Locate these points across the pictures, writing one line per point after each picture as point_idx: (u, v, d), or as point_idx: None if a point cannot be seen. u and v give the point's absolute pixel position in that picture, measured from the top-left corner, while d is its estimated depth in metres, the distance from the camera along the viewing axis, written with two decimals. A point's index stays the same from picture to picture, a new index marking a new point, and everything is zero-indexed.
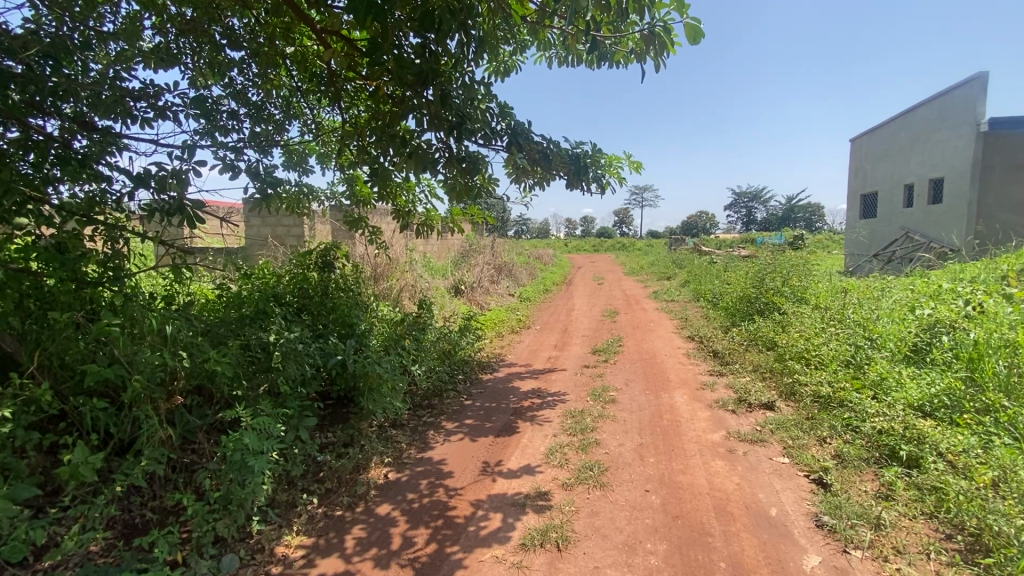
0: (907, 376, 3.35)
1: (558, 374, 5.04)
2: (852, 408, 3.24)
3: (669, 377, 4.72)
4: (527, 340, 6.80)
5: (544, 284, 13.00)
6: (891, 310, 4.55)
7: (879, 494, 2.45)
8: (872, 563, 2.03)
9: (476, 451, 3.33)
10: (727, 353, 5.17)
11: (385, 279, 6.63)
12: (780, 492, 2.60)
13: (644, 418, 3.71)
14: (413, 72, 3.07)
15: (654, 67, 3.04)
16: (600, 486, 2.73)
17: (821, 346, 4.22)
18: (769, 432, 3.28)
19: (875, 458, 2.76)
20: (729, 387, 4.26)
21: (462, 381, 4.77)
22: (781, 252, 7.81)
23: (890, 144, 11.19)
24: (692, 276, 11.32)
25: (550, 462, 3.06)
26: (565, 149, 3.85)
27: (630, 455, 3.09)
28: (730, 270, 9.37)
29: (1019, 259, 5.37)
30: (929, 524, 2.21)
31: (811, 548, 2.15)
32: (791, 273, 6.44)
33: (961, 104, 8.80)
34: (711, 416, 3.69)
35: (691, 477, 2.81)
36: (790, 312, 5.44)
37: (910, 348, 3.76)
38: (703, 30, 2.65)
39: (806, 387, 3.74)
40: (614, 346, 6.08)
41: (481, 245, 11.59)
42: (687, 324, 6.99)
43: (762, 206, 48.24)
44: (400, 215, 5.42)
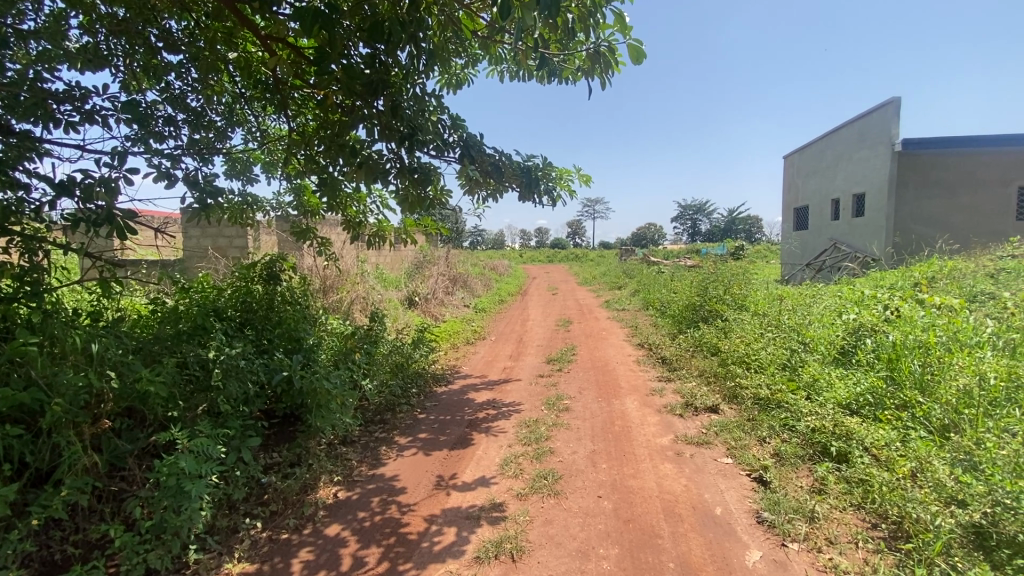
0: (835, 376, 3.59)
1: (513, 384, 5.06)
2: (789, 408, 3.44)
3: (621, 384, 4.84)
4: (481, 351, 6.78)
5: (499, 295, 12.98)
6: (822, 316, 4.86)
7: (813, 490, 2.60)
8: (807, 555, 2.15)
9: (430, 465, 3.28)
10: (675, 359, 5.35)
11: (335, 291, 6.45)
12: (724, 491, 2.71)
13: (597, 425, 3.77)
14: (362, 82, 3.05)
15: (600, 85, 3.15)
16: (554, 493, 2.76)
17: (758, 351, 4.46)
18: (714, 435, 3.43)
19: (809, 455, 2.93)
20: (677, 392, 4.41)
21: (416, 395, 4.69)
22: (723, 262, 8.20)
23: (819, 161, 12.00)
24: (642, 285, 11.67)
25: (505, 473, 3.05)
26: (516, 161, 3.91)
27: (583, 462, 3.14)
28: (677, 279, 9.74)
29: (930, 267, 5.87)
30: (857, 515, 2.36)
31: (752, 544, 2.25)
32: (731, 281, 6.75)
33: (879, 125, 9.54)
34: (660, 421, 3.82)
35: (641, 480, 2.89)
36: (732, 320, 5.71)
37: (838, 350, 4.03)
38: (644, 51, 2.79)
39: (746, 390, 3.94)
40: (568, 355, 6.16)
41: (435, 257, 11.56)
42: (638, 333, 7.19)
43: (706, 218, 50.56)
44: (351, 227, 5.31)
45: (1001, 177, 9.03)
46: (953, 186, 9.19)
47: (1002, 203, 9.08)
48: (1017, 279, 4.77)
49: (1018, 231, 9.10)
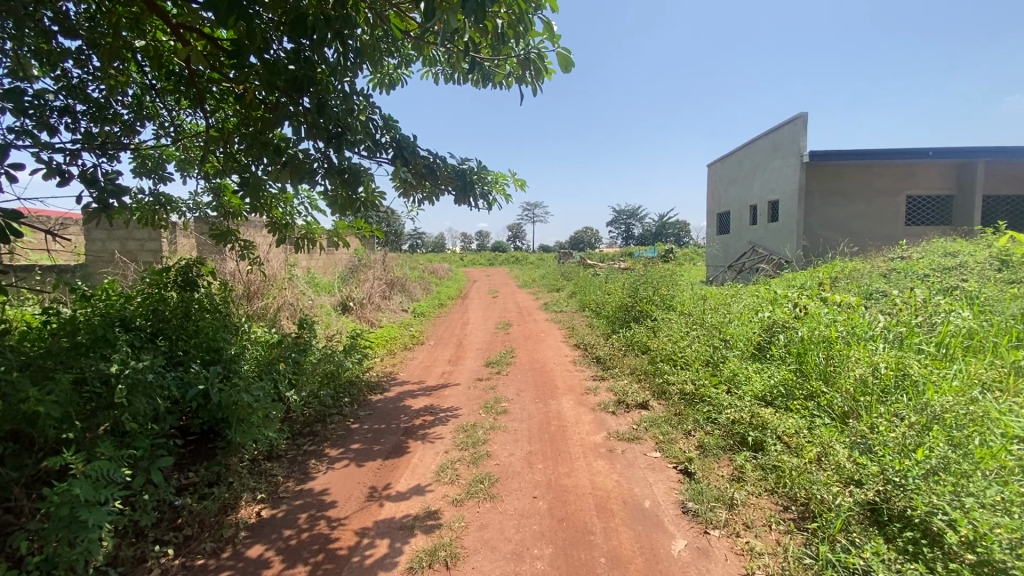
0: (752, 370, 3.84)
1: (450, 389, 5.01)
2: (711, 402, 3.65)
3: (557, 384, 4.93)
4: (419, 357, 6.66)
5: (438, 299, 12.82)
6: (741, 314, 5.19)
7: (733, 478, 2.77)
8: (726, 540, 2.28)
9: (363, 476, 3.17)
10: (609, 358, 5.52)
11: (260, 297, 6.10)
12: (653, 484, 2.83)
13: (533, 426, 3.81)
14: (285, 78, 2.91)
15: (532, 92, 3.20)
16: (489, 497, 2.75)
17: (684, 349, 4.70)
18: (644, 430, 3.57)
19: (729, 445, 3.12)
20: (610, 391, 4.55)
21: (348, 404, 4.53)
22: (652, 264, 8.57)
23: (738, 169, 12.84)
24: (579, 287, 11.96)
25: (440, 479, 3.01)
26: (450, 164, 3.88)
27: (519, 464, 3.16)
28: (611, 281, 10.07)
29: (832, 268, 6.44)
30: (771, 499, 2.54)
31: (677, 533, 2.36)
32: (660, 282, 7.07)
33: (789, 138, 10.35)
34: (594, 419, 3.92)
35: (575, 479, 2.94)
36: (660, 320, 5.97)
37: (755, 346, 4.32)
38: (573, 60, 2.86)
39: (673, 386, 4.14)
40: (506, 358, 6.19)
41: (371, 260, 11.24)
42: (574, 334, 7.35)
43: (639, 223, 52.71)
44: (277, 229, 5.05)
45: (892, 186, 10.07)
46: (851, 194, 10.17)
47: (893, 210, 10.12)
48: (902, 279, 5.34)
49: (906, 236, 10.18)
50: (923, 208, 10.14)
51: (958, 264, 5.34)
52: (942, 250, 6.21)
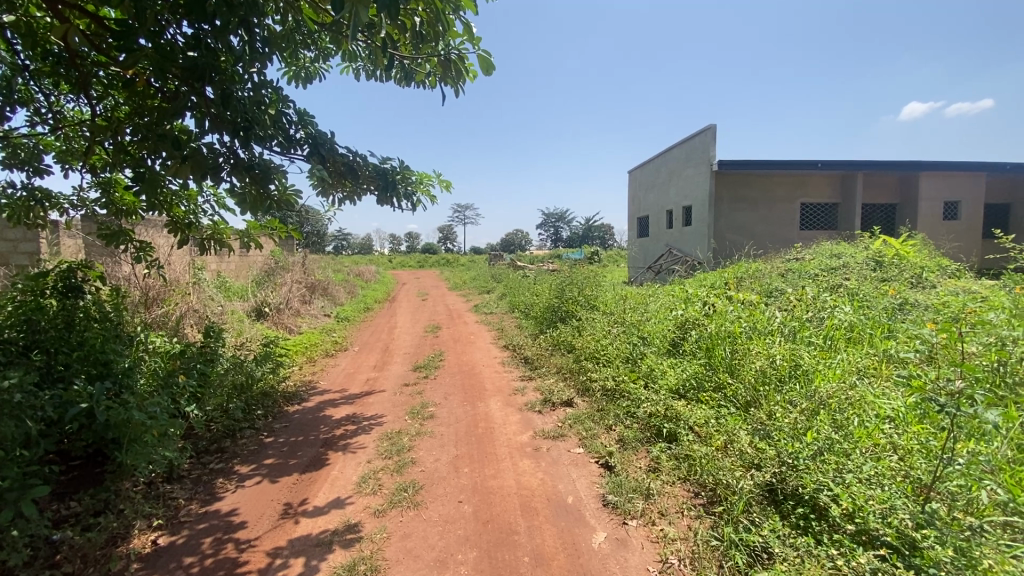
0: (667, 365, 4.06)
1: (375, 396, 4.84)
2: (631, 397, 3.81)
3: (485, 386, 4.93)
4: (342, 363, 6.39)
5: (364, 302, 12.38)
6: (658, 313, 5.48)
7: (649, 469, 2.91)
8: (643, 529, 2.38)
9: (277, 492, 2.98)
10: (536, 358, 5.61)
11: (160, 303, 5.56)
12: (575, 480, 2.90)
13: (460, 430, 3.78)
14: (184, 65, 2.68)
15: (453, 93, 3.17)
16: (413, 505, 2.69)
17: (606, 347, 4.88)
18: (568, 427, 3.66)
19: (646, 438, 3.28)
20: (536, 390, 4.62)
21: (262, 416, 4.24)
22: (577, 265, 8.82)
23: (656, 176, 13.56)
24: (509, 289, 12.05)
25: (362, 490, 2.90)
26: (371, 163, 3.76)
27: (444, 469, 3.11)
28: (539, 282, 10.25)
29: (738, 268, 6.98)
30: (683, 486, 2.69)
31: (598, 526, 2.44)
32: (584, 283, 7.29)
33: (700, 148, 11.08)
34: (521, 419, 3.96)
35: (501, 479, 2.95)
36: (585, 319, 6.16)
37: (670, 342, 4.58)
38: (494, 64, 2.86)
39: (596, 383, 4.29)
40: (434, 361, 6.10)
41: (289, 262, 10.64)
42: (503, 335, 7.39)
43: (566, 226, 54.14)
44: (178, 229, 4.62)
45: (788, 195, 11.11)
46: (754, 201, 11.08)
47: (789, 216, 11.14)
48: (796, 278, 5.90)
49: (800, 239, 11.23)
50: (813, 214, 11.26)
51: (841, 265, 5.98)
52: (828, 252, 6.94)
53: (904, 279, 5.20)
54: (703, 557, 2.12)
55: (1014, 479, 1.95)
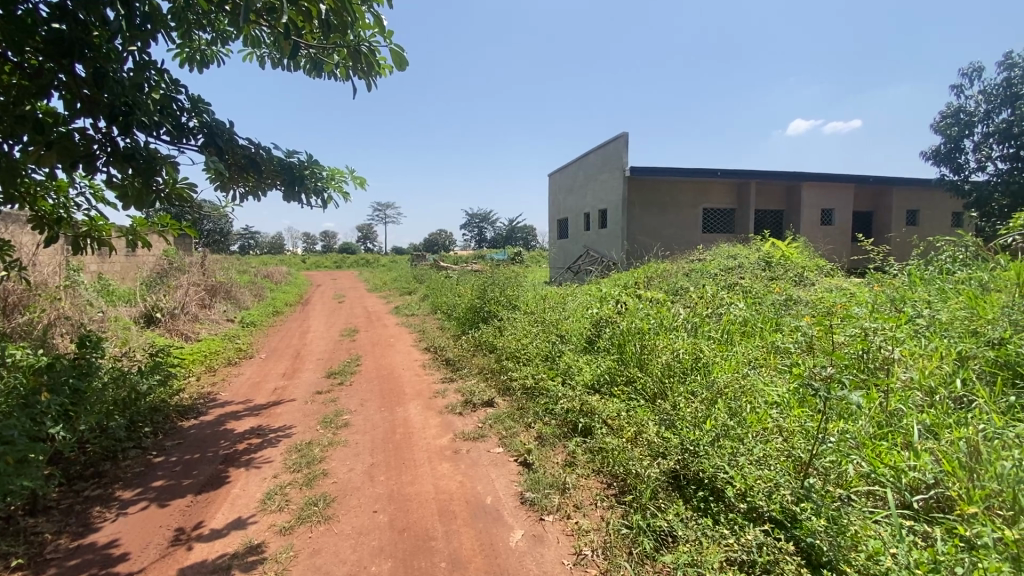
0: (583, 362, 4.19)
1: (283, 406, 4.54)
2: (549, 394, 3.90)
3: (404, 390, 4.80)
4: (247, 372, 5.92)
5: (273, 306, 11.59)
6: (576, 311, 5.64)
7: (566, 463, 2.99)
8: (559, 524, 2.44)
9: (167, 518, 2.69)
10: (457, 360, 5.55)
11: (22, 310, 4.81)
12: (494, 480, 2.91)
13: (376, 437, 3.65)
14: (46, 38, 2.35)
15: (365, 87, 3.05)
16: (324, 519, 2.55)
17: (526, 346, 4.95)
18: (489, 428, 3.66)
19: (562, 433, 3.37)
20: (457, 392, 4.58)
21: (151, 434, 3.81)
22: (499, 266, 8.86)
23: (574, 180, 13.99)
24: (431, 289, 11.85)
25: (267, 508, 2.70)
26: (276, 156, 3.52)
27: (359, 479, 2.99)
28: (461, 283, 10.18)
29: (649, 269, 7.38)
30: (597, 478, 2.80)
31: (515, 525, 2.46)
32: (506, 283, 7.35)
33: (614, 155, 11.59)
34: (441, 422, 3.90)
35: (418, 485, 2.88)
36: (506, 319, 6.21)
37: (586, 339, 4.74)
38: (407, 59, 2.80)
39: (516, 382, 4.34)
40: (350, 366, 5.84)
41: (185, 263, 9.69)
42: (424, 337, 7.25)
43: (489, 227, 54.38)
44: (43, 225, 4.03)
45: (692, 200, 11.95)
46: (662, 205, 11.81)
47: (694, 220, 11.98)
48: (700, 277, 6.35)
49: (703, 241, 12.11)
50: (714, 219, 12.21)
51: (737, 265, 6.52)
52: (727, 253, 7.54)
53: (789, 278, 5.79)
54: (614, 546, 2.21)
55: (874, 452, 2.23)
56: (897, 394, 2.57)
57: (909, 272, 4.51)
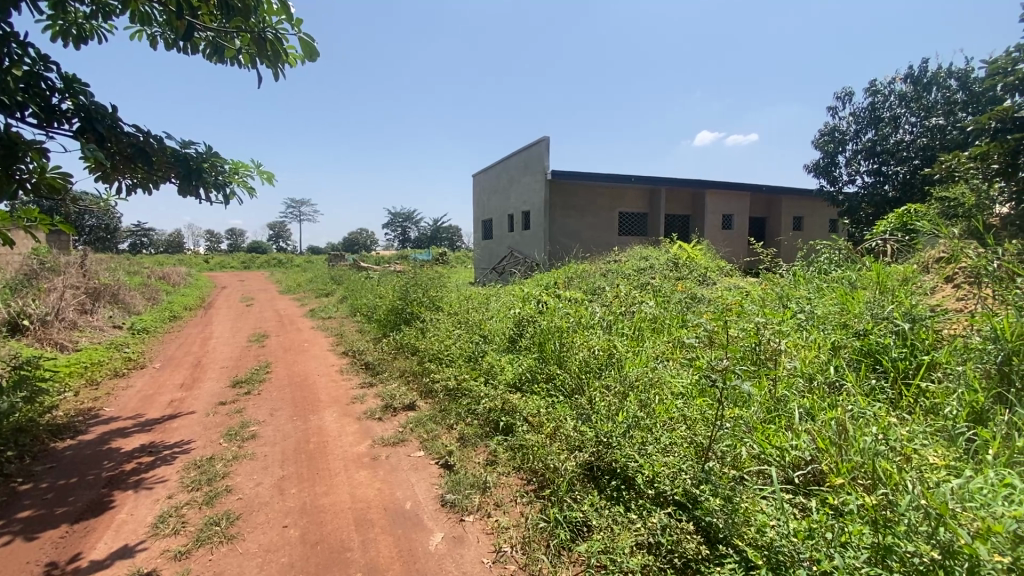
0: (505, 361, 4.24)
1: (181, 419, 4.15)
2: (471, 394, 3.90)
3: (319, 397, 4.57)
4: (137, 384, 5.34)
5: (170, 310, 10.56)
6: (498, 312, 5.68)
7: (487, 462, 3.01)
8: (479, 523, 2.45)
9: (35, 553, 2.36)
10: (377, 363, 5.38)
11: None
12: (414, 484, 2.86)
13: (288, 448, 3.45)
14: None
15: (273, 76, 2.87)
16: (227, 539, 2.36)
17: (449, 347, 4.91)
18: (409, 431, 3.59)
19: (484, 433, 3.39)
20: (377, 397, 4.45)
21: (15, 459, 3.32)
22: (421, 266, 8.70)
23: (498, 181, 14.10)
24: (350, 291, 11.41)
25: (160, 532, 2.45)
26: (169, 146, 3.21)
27: (268, 493, 2.81)
28: (383, 284, 9.90)
29: (569, 270, 7.62)
30: (518, 475, 2.85)
31: (435, 528, 2.43)
32: (429, 284, 7.24)
33: (536, 158, 11.81)
34: (359, 428, 3.77)
35: (333, 496, 2.76)
36: (428, 320, 6.13)
37: (508, 339, 4.79)
38: (318, 50, 2.68)
39: (438, 384, 4.29)
40: (260, 374, 5.47)
41: (60, 264, 8.57)
42: (342, 341, 6.96)
43: (413, 226, 53.34)
44: None
45: (609, 204, 12.51)
46: (581, 208, 12.24)
47: (610, 222, 12.55)
48: (616, 277, 6.66)
49: (620, 243, 12.72)
50: (628, 222, 12.86)
51: (649, 266, 6.93)
52: (640, 254, 7.98)
53: (694, 277, 6.24)
54: (533, 540, 2.26)
55: (764, 434, 2.46)
56: (783, 382, 2.86)
57: (793, 272, 5.04)
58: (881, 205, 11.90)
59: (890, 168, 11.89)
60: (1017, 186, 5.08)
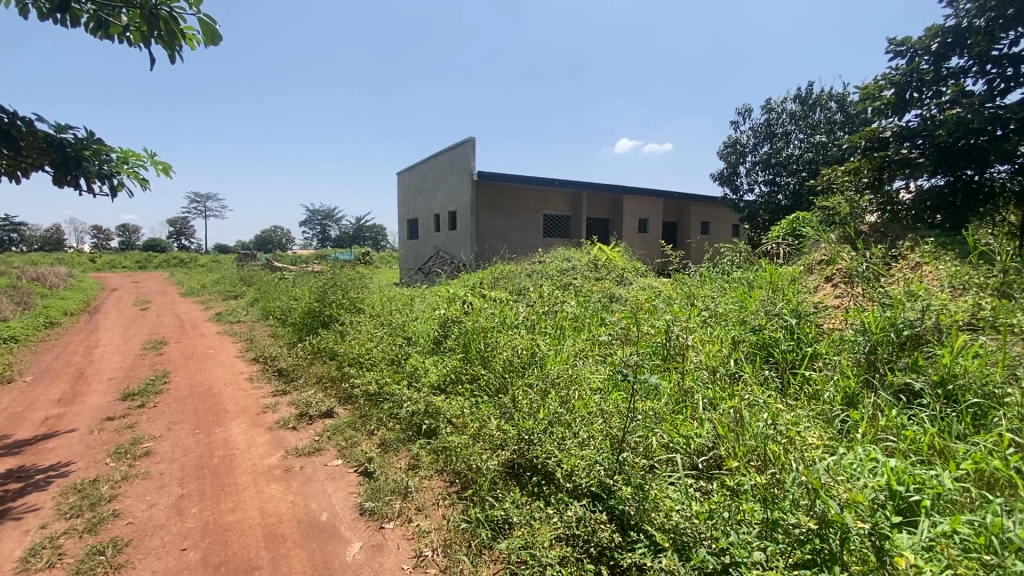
0: (429, 363, 4.18)
1: (57, 439, 3.67)
2: (393, 398, 3.81)
3: (225, 408, 4.24)
4: (1, 401, 4.64)
5: (44, 315, 9.30)
6: (423, 313, 5.59)
7: (409, 467, 2.96)
8: (400, 529, 2.40)
9: None
10: (291, 370, 5.09)
11: None
12: (331, 494, 2.75)
13: (188, 464, 3.17)
14: None
15: (167, 57, 2.61)
16: (113, 570, 2.13)
17: (370, 351, 4.75)
18: (326, 439, 3.44)
19: (406, 437, 3.33)
20: (291, 405, 4.21)
21: None
22: (341, 267, 8.34)
23: (423, 180, 13.88)
24: (262, 293, 10.70)
25: (30, 567, 2.15)
26: (42, 129, 2.83)
27: (164, 515, 2.56)
28: (299, 284, 9.40)
29: (494, 270, 7.66)
30: (440, 478, 2.83)
31: (353, 537, 2.35)
32: (349, 285, 6.96)
33: (462, 157, 11.76)
34: (270, 439, 3.54)
35: (240, 512, 2.58)
36: (348, 323, 5.90)
37: (433, 340, 4.73)
38: (220, 33, 2.47)
39: (358, 388, 4.15)
40: (155, 384, 4.98)
41: None
42: (252, 346, 6.51)
43: (334, 225, 51.13)
44: None
45: (535, 206, 12.75)
46: (507, 209, 12.38)
47: (535, 224, 12.79)
48: (539, 278, 6.80)
49: (544, 245, 13.01)
50: (552, 224, 13.19)
51: (572, 267, 7.14)
52: (563, 256, 8.20)
53: (612, 278, 6.52)
54: (454, 542, 2.25)
55: (672, 425, 2.63)
56: (689, 375, 3.06)
57: (701, 272, 5.43)
58: (776, 212, 13.16)
59: (784, 179, 13.19)
60: (882, 198, 6.01)
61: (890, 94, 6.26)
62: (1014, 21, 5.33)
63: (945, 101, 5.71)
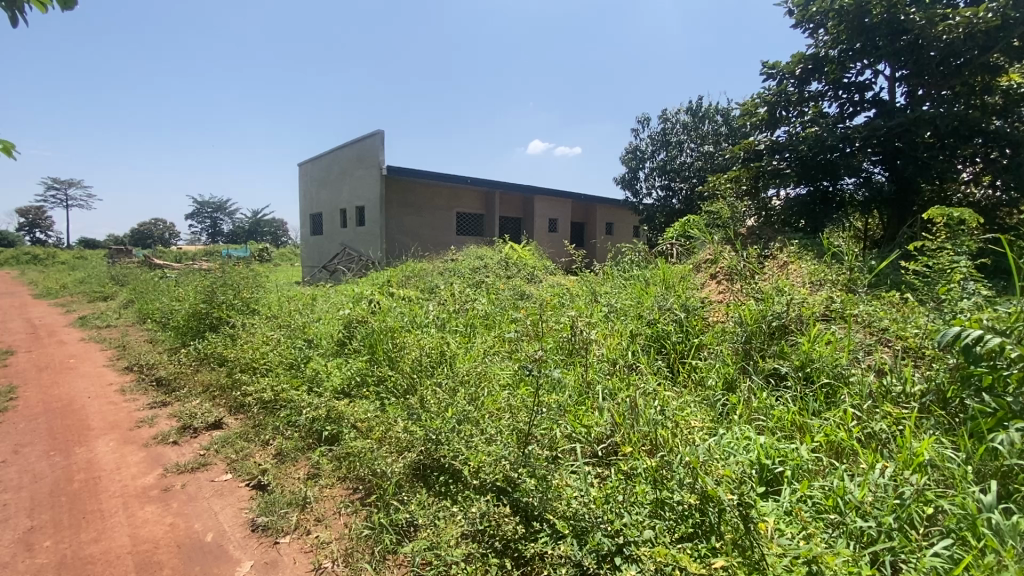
0: (332, 366, 3.98)
1: None
2: (292, 404, 3.58)
3: (89, 424, 3.72)
4: None
5: None
6: (326, 314, 5.32)
7: (308, 476, 2.81)
8: (297, 543, 2.28)
9: None
10: (172, 379, 4.59)
11: None
12: (218, 512, 2.53)
13: (40, 492, 2.74)
14: None
15: None
16: None
17: (264, 355, 4.42)
18: (214, 453, 3.16)
19: (306, 445, 3.16)
20: (172, 417, 3.81)
21: None
22: (233, 265, 7.68)
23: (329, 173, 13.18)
24: (139, 293, 9.54)
25: None
26: None
27: (7, 553, 2.20)
28: (184, 283, 8.51)
29: (402, 269, 7.48)
30: (342, 485, 2.73)
31: (243, 557, 2.19)
32: (241, 285, 6.42)
33: (370, 151, 11.33)
34: (145, 456, 3.18)
35: (106, 542, 2.28)
36: (241, 325, 5.45)
37: (336, 342, 4.51)
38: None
39: (251, 395, 3.85)
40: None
41: None
42: (125, 354, 5.78)
43: (227, 218, 46.98)
44: None
45: (447, 203, 12.64)
46: (418, 206, 12.14)
47: (447, 222, 12.69)
48: (449, 276, 6.75)
49: (457, 243, 12.95)
50: (465, 222, 13.17)
51: (482, 265, 7.17)
52: (474, 254, 8.21)
53: (522, 277, 6.65)
54: (357, 550, 2.18)
55: (574, 416, 2.74)
56: (591, 368, 3.21)
57: (603, 271, 5.71)
58: (671, 215, 14.17)
59: (677, 185, 14.22)
60: (759, 204, 6.85)
61: (764, 111, 7.01)
62: (859, 54, 6.09)
63: (807, 120, 6.52)
